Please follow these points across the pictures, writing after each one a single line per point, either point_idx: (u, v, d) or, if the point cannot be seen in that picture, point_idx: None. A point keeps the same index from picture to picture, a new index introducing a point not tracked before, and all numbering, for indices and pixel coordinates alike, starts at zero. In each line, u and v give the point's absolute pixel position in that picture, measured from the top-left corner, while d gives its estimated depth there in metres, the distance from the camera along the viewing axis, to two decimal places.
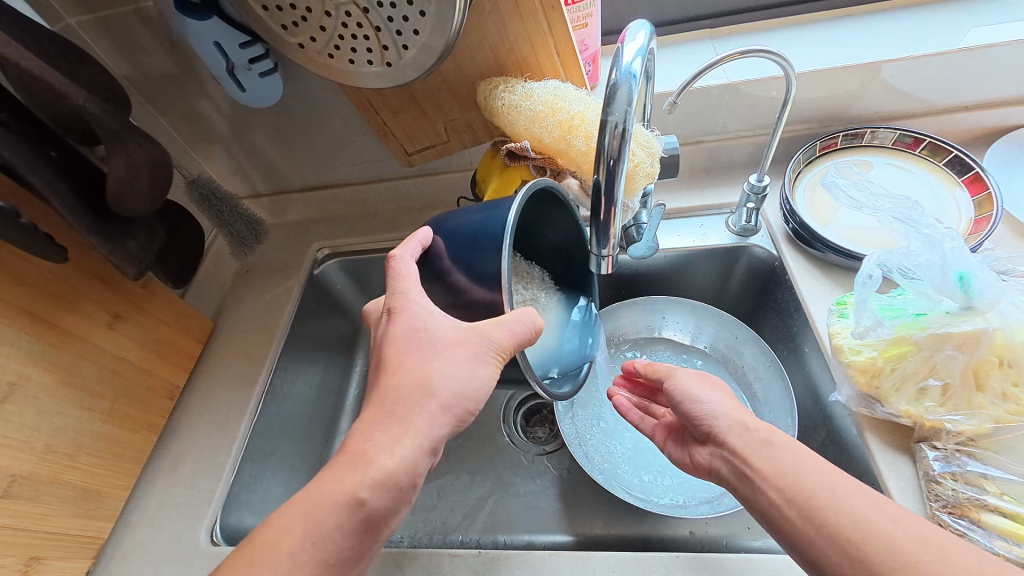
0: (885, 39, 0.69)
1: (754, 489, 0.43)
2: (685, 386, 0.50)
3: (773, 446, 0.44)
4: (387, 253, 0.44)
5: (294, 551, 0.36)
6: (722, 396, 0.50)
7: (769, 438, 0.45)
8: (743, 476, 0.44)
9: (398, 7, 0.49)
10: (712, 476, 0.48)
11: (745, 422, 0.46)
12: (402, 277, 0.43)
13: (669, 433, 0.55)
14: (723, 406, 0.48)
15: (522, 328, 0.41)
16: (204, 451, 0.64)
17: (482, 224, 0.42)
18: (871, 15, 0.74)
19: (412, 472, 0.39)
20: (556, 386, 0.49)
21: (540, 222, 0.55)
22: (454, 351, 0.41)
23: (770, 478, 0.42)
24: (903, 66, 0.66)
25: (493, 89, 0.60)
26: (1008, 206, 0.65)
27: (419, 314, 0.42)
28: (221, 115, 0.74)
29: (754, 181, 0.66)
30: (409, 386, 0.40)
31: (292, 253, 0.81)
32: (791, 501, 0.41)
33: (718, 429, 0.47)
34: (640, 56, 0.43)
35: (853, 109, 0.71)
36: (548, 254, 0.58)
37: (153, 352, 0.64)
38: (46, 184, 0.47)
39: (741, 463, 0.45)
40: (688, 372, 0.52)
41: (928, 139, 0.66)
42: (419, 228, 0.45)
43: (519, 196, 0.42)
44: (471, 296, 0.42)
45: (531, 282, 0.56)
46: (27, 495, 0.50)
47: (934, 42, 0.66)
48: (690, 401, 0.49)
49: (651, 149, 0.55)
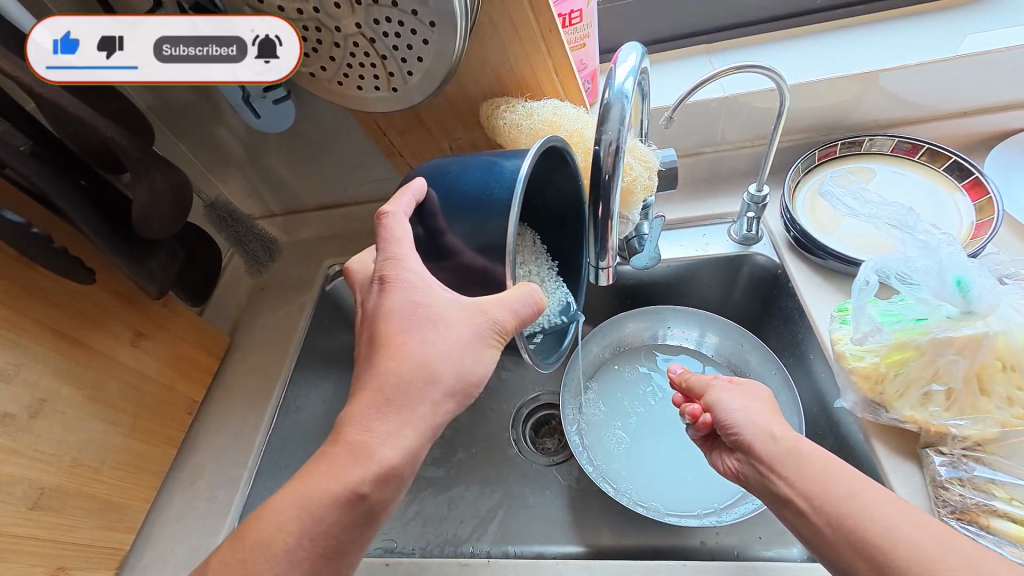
0: (881, 49, 0.70)
1: (783, 499, 0.43)
2: (714, 396, 0.51)
3: (801, 455, 0.44)
4: (380, 209, 0.43)
5: (299, 537, 0.38)
6: (754, 405, 0.49)
7: (798, 451, 0.44)
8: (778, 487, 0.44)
9: (403, 36, 0.52)
10: (743, 483, 0.48)
11: (773, 431, 0.46)
12: (396, 238, 0.43)
13: (712, 438, 0.53)
14: (752, 415, 0.48)
15: (524, 306, 0.43)
16: (223, 462, 0.66)
17: (484, 188, 0.43)
18: (867, 26, 0.75)
19: (413, 464, 0.41)
20: (540, 355, 0.52)
21: (547, 183, 0.54)
22: (458, 330, 0.42)
23: (797, 485, 0.43)
24: (899, 74, 0.67)
25: (494, 108, 0.63)
26: (1010, 210, 0.65)
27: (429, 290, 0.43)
28: (237, 139, 0.77)
29: (754, 190, 0.67)
30: (410, 377, 0.41)
31: (305, 269, 0.84)
32: (818, 511, 0.41)
33: (744, 437, 0.47)
34: (632, 76, 0.44)
35: (853, 116, 0.72)
36: (541, 216, 0.59)
37: (172, 368, 0.67)
38: (76, 212, 0.50)
39: (769, 471, 0.45)
40: (721, 383, 0.53)
41: (925, 145, 0.67)
42: (413, 181, 0.45)
43: (532, 150, 0.44)
44: (464, 259, 0.43)
45: (524, 249, 0.57)
46: (56, 506, 0.52)
47: (929, 50, 0.67)
48: (718, 410, 0.49)
49: (648, 162, 0.57)
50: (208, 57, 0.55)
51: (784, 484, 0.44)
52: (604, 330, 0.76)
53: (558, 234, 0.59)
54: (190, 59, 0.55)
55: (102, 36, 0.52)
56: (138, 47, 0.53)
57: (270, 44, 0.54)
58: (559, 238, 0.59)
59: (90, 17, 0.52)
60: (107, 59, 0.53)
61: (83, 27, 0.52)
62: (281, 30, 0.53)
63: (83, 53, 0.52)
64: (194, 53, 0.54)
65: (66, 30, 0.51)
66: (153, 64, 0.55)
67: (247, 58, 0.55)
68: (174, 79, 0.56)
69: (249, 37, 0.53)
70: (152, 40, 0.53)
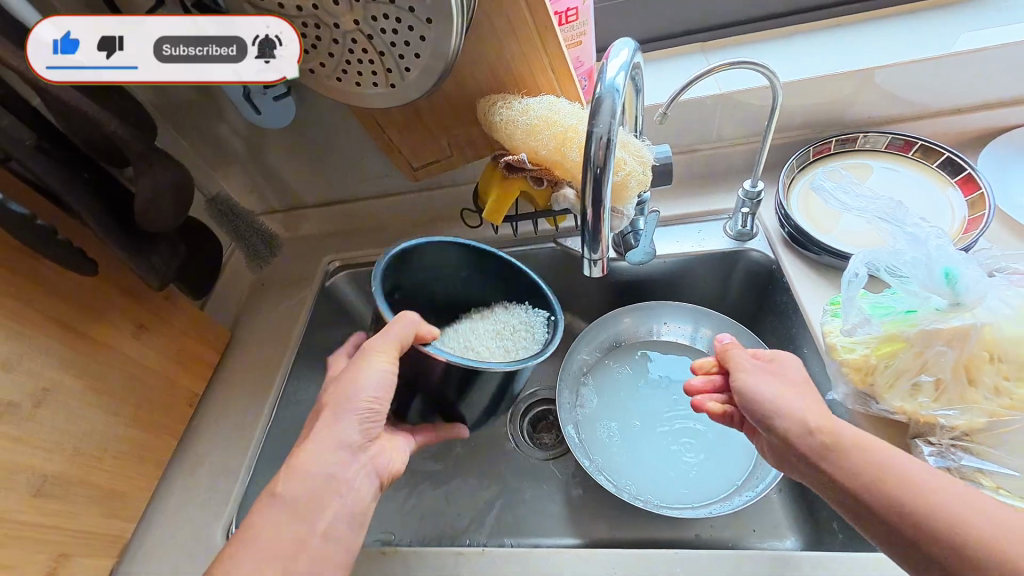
0: (875, 46, 0.71)
1: (832, 491, 0.41)
2: (743, 383, 0.48)
3: (843, 447, 0.41)
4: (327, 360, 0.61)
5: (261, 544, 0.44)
6: (788, 390, 0.47)
7: (836, 441, 0.41)
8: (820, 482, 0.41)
9: (399, 33, 0.53)
10: (783, 468, 0.46)
11: (807, 419, 0.43)
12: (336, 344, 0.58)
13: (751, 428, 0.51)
14: (790, 401, 0.45)
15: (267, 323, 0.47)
16: (222, 453, 0.67)
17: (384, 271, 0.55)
18: (862, 25, 0.76)
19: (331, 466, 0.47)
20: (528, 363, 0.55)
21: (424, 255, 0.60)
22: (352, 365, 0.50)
23: (839, 480, 0.40)
24: (893, 71, 0.67)
25: (491, 105, 0.63)
26: (1002, 207, 0.66)
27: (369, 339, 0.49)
28: (238, 136, 0.78)
29: (748, 187, 0.68)
30: None
31: (305, 265, 0.85)
32: (863, 506, 0.39)
33: (779, 427, 0.44)
34: (623, 71, 0.45)
35: (848, 113, 0.73)
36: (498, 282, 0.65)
37: (173, 360, 0.67)
38: (82, 205, 0.51)
39: (812, 462, 0.42)
40: (753, 367, 0.50)
41: (918, 142, 0.68)
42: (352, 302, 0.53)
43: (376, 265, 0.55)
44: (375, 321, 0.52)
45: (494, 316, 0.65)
46: (59, 493, 0.53)
47: (923, 48, 0.68)
48: (749, 398, 0.47)
49: (641, 157, 0.57)
50: (209, 58, 0.56)
51: (825, 478, 0.41)
52: (600, 326, 0.77)
53: (514, 281, 0.64)
54: (189, 59, 0.56)
55: (102, 36, 0.53)
56: (138, 48, 0.54)
57: (270, 44, 0.55)
58: (514, 284, 0.65)
59: (90, 18, 0.52)
60: (107, 59, 0.54)
61: (84, 26, 0.52)
62: (282, 30, 0.54)
63: (82, 53, 0.52)
64: (193, 53, 0.55)
65: (67, 30, 0.51)
66: (153, 64, 0.55)
67: (248, 58, 0.56)
68: (174, 79, 0.56)
69: (249, 37, 0.54)
70: (152, 40, 0.54)
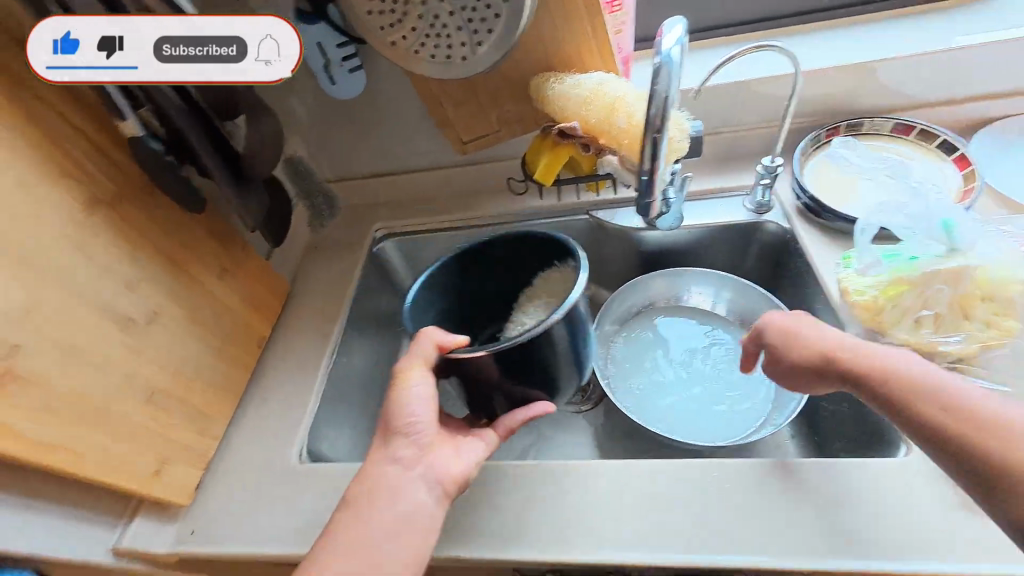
0: (879, 43, 0.80)
1: None
2: None
3: None
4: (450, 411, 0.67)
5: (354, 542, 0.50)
6: None
7: None
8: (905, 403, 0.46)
9: (478, 11, 0.62)
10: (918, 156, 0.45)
11: None
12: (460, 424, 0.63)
13: None
14: None
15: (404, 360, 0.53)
16: (289, 389, 0.74)
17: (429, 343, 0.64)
18: (869, 25, 0.85)
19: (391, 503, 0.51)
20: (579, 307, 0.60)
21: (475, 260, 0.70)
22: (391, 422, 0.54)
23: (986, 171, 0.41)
24: (895, 64, 0.77)
25: (544, 82, 0.72)
26: (991, 184, 0.74)
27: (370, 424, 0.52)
28: (305, 108, 0.86)
29: (768, 162, 0.76)
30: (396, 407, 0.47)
31: (356, 231, 0.93)
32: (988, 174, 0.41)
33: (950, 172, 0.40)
34: (678, 44, 0.52)
35: (854, 103, 0.82)
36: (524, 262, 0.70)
37: (248, 302, 0.74)
38: (204, 148, 0.58)
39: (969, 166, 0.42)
40: None
41: (918, 126, 0.76)
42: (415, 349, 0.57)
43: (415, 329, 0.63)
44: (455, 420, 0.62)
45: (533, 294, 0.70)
46: (162, 405, 0.60)
47: (922, 45, 0.77)
48: None
49: (680, 127, 0.66)
50: (213, 56, 0.57)
51: None
52: (630, 291, 0.84)
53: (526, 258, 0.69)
54: (190, 58, 0.56)
55: (102, 37, 0.51)
56: (134, 47, 0.52)
57: (272, 45, 0.60)
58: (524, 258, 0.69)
59: (88, 18, 0.51)
60: (106, 59, 0.52)
61: (81, 24, 0.50)
62: (283, 33, 0.60)
63: (84, 53, 0.50)
64: (194, 53, 0.56)
65: (67, 30, 0.50)
66: (153, 64, 0.54)
67: (249, 58, 0.60)
68: (174, 79, 0.55)
69: (252, 39, 0.59)
70: (152, 39, 0.53)
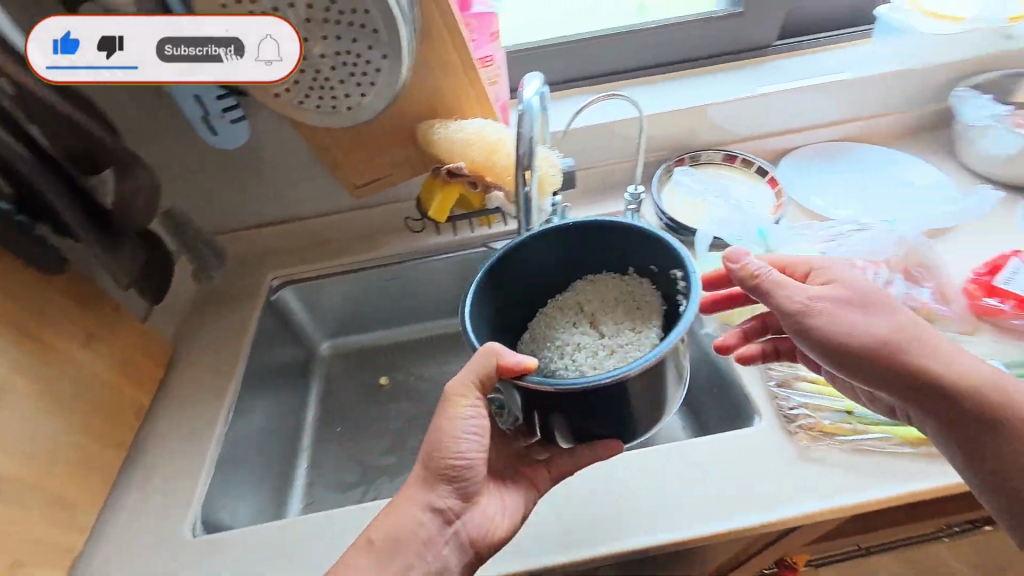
0: (704, 90, 0.98)
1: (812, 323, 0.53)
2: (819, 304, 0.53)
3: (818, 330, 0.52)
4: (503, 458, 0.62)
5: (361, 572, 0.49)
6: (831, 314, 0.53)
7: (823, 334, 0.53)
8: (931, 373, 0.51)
9: (358, 66, 0.65)
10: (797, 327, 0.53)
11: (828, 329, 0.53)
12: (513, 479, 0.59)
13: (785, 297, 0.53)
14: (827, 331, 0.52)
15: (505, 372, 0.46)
16: (177, 459, 0.67)
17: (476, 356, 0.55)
18: (706, 77, 0.99)
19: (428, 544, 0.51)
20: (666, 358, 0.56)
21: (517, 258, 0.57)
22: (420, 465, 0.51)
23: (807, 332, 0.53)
24: (716, 108, 0.94)
25: (430, 127, 0.78)
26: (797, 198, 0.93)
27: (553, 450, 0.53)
28: (181, 159, 0.83)
29: (632, 189, 0.89)
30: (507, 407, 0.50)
31: (249, 282, 0.89)
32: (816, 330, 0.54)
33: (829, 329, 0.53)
34: (536, 94, 0.61)
35: (692, 139, 0.98)
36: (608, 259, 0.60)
37: (119, 367, 0.67)
38: (66, 205, 0.57)
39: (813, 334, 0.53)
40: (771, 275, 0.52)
41: (739, 155, 0.95)
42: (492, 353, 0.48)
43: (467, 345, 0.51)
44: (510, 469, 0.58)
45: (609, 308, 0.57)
46: (12, 497, 0.52)
47: (734, 91, 0.96)
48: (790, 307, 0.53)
49: (552, 163, 0.75)
50: (206, 56, 0.63)
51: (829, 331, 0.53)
52: None
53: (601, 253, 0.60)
54: (190, 58, 0.63)
55: (102, 38, 0.60)
56: (138, 49, 0.62)
57: (271, 44, 0.62)
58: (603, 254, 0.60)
59: (87, 20, 0.59)
60: (106, 58, 0.61)
61: (82, 25, 0.59)
62: (283, 32, 0.62)
63: (83, 52, 0.60)
64: (194, 53, 0.63)
65: (64, 30, 0.58)
66: (153, 63, 0.63)
67: (251, 58, 0.63)
68: (168, 76, 0.64)
69: (252, 39, 0.62)
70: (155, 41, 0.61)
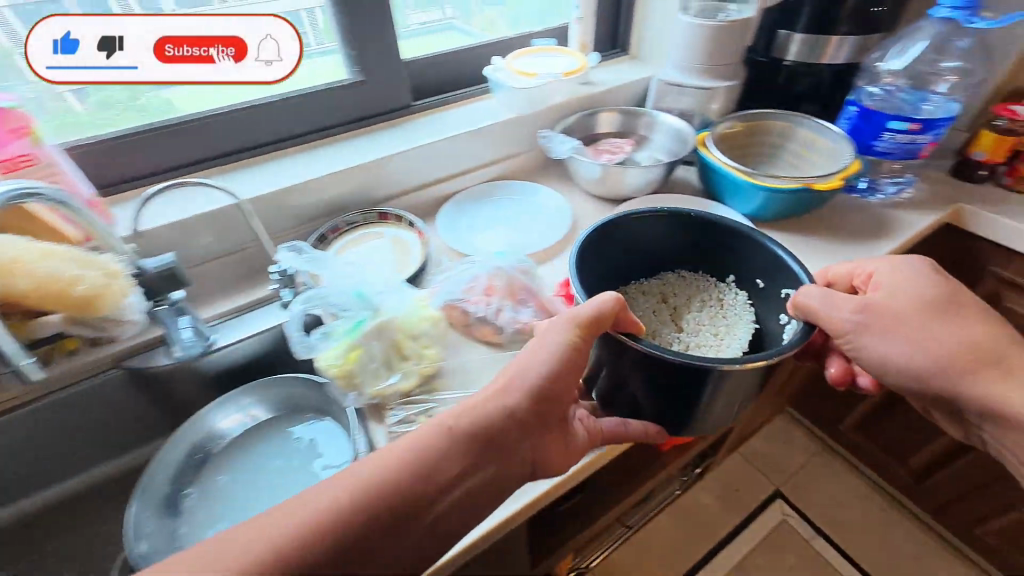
0: (341, 156, 1.01)
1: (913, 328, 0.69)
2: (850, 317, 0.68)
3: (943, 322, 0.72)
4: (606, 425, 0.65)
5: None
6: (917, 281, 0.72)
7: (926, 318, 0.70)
8: (871, 316, 0.69)
9: None
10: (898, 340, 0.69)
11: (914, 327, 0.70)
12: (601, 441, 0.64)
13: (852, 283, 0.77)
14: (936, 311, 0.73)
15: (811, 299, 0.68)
16: None
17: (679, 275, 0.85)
18: (344, 144, 1.05)
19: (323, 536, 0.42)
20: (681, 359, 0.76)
21: (627, 224, 0.83)
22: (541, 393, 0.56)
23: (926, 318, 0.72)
24: (349, 171, 0.98)
25: None
26: (455, 243, 0.99)
27: (371, 492, 0.45)
28: None
29: (279, 272, 0.82)
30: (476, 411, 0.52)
31: None
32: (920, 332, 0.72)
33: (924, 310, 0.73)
34: None
35: (341, 202, 1.01)
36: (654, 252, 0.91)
37: None
38: None
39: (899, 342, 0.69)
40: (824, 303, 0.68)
41: (389, 212, 0.98)
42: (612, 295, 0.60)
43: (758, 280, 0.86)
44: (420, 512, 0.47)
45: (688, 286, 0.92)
46: None
47: (368, 154, 1.03)
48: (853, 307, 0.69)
49: (108, 270, 0.74)
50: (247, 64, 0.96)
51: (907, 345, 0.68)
52: (183, 432, 0.80)
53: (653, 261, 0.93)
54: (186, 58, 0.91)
55: (101, 37, 0.86)
56: (131, 52, 0.88)
57: (266, 43, 0.95)
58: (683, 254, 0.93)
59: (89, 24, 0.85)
60: (106, 58, 0.87)
61: (83, 27, 0.85)
62: (280, 35, 0.95)
63: (81, 53, 0.86)
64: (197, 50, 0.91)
65: (64, 31, 0.84)
66: (146, 65, 0.90)
67: (256, 59, 0.96)
68: (156, 79, 0.91)
69: (259, 41, 0.95)
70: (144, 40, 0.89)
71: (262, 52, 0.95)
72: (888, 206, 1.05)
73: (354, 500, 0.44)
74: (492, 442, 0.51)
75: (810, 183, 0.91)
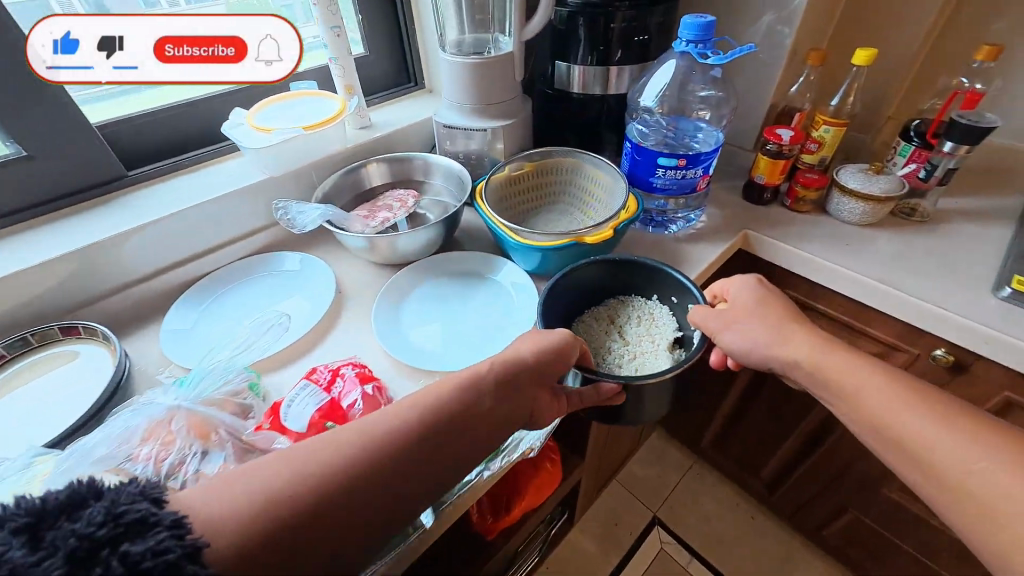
0: (11, 255, 0.78)
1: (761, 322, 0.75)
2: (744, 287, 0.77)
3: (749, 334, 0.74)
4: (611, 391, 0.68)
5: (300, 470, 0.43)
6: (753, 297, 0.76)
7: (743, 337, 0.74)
8: (733, 315, 0.75)
9: None
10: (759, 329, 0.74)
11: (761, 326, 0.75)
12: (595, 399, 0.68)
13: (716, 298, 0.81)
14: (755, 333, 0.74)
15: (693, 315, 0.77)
16: None
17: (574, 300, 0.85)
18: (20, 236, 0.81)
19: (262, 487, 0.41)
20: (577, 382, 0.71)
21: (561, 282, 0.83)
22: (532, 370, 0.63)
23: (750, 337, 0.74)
24: (17, 276, 0.76)
25: None
26: (172, 353, 0.78)
27: (278, 494, 0.40)
28: None
29: None
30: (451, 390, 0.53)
31: None
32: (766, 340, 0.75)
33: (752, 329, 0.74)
34: None
35: (17, 314, 0.78)
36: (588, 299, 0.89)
37: None
38: None
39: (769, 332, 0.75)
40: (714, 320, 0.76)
41: (78, 324, 0.77)
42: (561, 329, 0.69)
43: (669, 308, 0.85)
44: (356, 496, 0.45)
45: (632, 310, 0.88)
46: None
47: (52, 248, 0.80)
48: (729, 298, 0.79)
49: None
50: (224, 62, 0.94)
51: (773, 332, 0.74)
52: None
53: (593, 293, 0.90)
54: (181, 49, 0.88)
55: (101, 38, 0.82)
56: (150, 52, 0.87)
57: (115, 42, 0.83)
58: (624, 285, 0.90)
59: (92, 25, 0.81)
60: (105, 57, 0.83)
61: (78, 29, 0.80)
62: (278, 35, 0.95)
63: (79, 51, 0.80)
64: (186, 48, 0.89)
65: (65, 30, 0.78)
66: (148, 64, 0.88)
67: (253, 58, 0.96)
68: (161, 77, 0.89)
69: (256, 42, 0.94)
70: (152, 44, 0.86)
71: (262, 51, 0.95)
72: (679, 240, 1.00)
73: (428, 414, 0.50)
74: (423, 440, 0.48)
75: (579, 237, 0.83)
